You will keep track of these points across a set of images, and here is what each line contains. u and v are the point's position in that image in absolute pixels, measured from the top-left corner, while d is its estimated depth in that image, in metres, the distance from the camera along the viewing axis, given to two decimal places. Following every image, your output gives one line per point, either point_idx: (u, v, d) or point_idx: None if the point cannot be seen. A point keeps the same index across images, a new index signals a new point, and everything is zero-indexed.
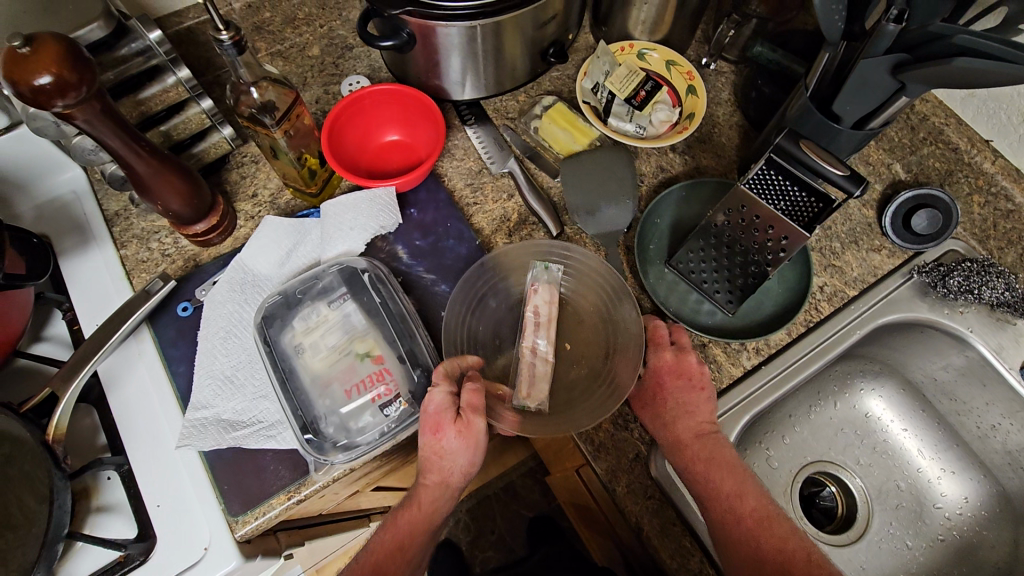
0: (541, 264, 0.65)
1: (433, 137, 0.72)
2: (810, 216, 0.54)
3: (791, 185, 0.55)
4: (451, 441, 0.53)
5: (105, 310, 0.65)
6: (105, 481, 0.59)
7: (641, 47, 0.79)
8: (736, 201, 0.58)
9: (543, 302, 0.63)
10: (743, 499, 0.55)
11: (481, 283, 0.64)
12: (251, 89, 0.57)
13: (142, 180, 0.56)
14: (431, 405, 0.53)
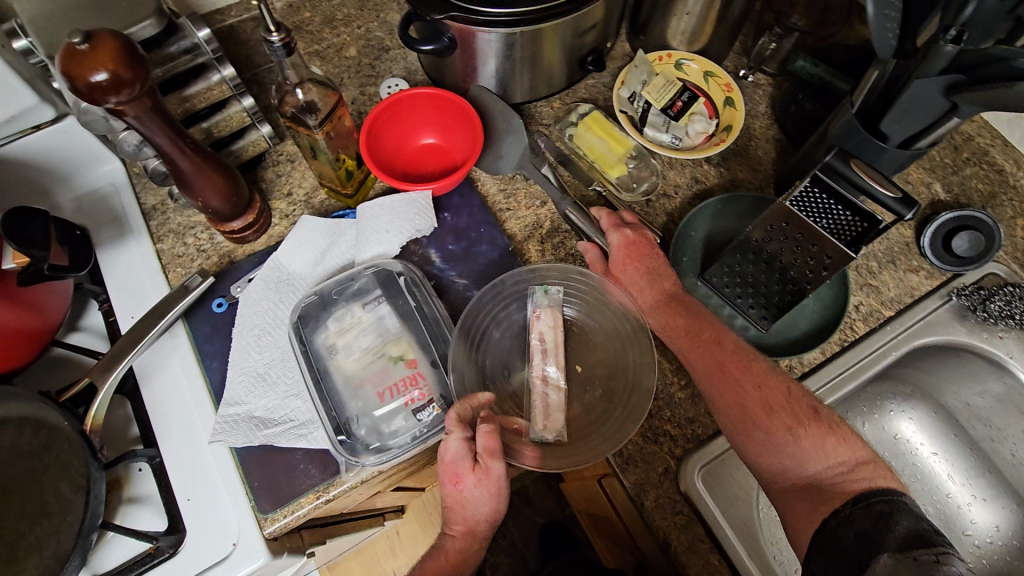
0: (540, 289, 0.63)
1: (468, 144, 0.73)
2: (854, 235, 0.53)
3: (837, 206, 0.54)
4: (472, 486, 0.53)
5: (141, 303, 0.66)
6: (137, 472, 0.60)
7: (679, 57, 0.79)
8: (779, 218, 0.56)
9: (547, 328, 0.61)
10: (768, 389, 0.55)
11: (482, 316, 0.62)
12: (296, 90, 0.58)
13: (186, 177, 0.57)
14: (448, 455, 0.53)
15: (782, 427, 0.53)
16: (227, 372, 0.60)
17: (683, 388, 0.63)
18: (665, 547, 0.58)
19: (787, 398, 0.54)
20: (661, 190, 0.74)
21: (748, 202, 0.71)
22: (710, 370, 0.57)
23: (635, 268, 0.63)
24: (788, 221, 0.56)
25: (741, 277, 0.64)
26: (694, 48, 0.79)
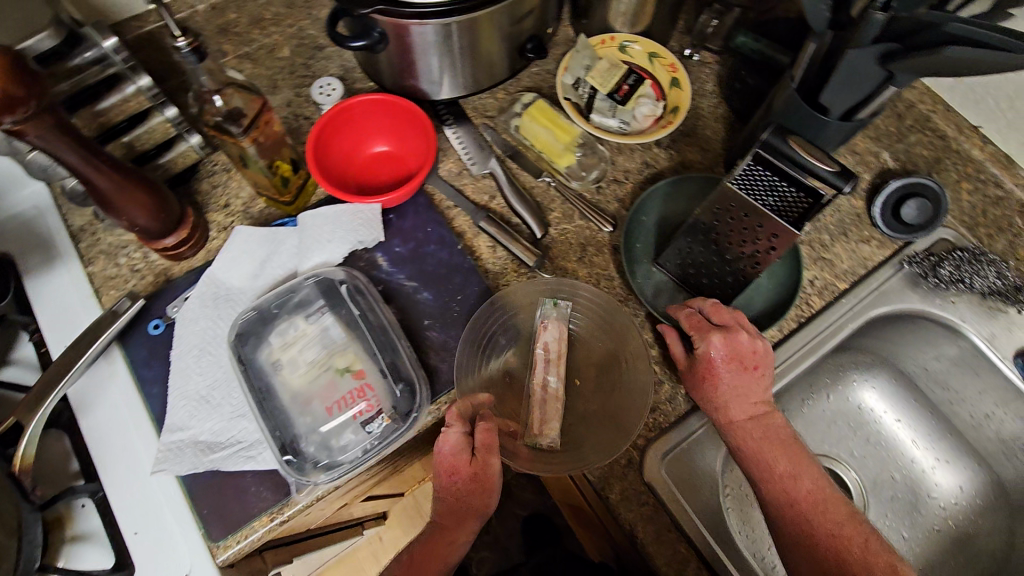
0: (549, 301, 0.64)
1: (421, 147, 0.67)
2: (799, 212, 0.50)
3: (780, 181, 0.50)
4: (466, 487, 0.54)
5: (73, 330, 0.63)
6: (79, 509, 0.57)
7: (622, 39, 0.77)
8: (724, 200, 0.54)
9: (553, 340, 0.62)
10: (799, 481, 0.54)
11: (492, 322, 0.63)
12: (215, 97, 0.55)
13: (106, 195, 0.54)
14: (446, 447, 0.54)
15: (806, 510, 0.53)
16: (168, 397, 0.58)
17: None
18: (632, 539, 0.57)
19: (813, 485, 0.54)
20: (612, 177, 0.73)
21: (698, 181, 0.70)
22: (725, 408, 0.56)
23: (731, 380, 0.56)
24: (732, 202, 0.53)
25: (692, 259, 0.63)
26: (637, 29, 0.77)
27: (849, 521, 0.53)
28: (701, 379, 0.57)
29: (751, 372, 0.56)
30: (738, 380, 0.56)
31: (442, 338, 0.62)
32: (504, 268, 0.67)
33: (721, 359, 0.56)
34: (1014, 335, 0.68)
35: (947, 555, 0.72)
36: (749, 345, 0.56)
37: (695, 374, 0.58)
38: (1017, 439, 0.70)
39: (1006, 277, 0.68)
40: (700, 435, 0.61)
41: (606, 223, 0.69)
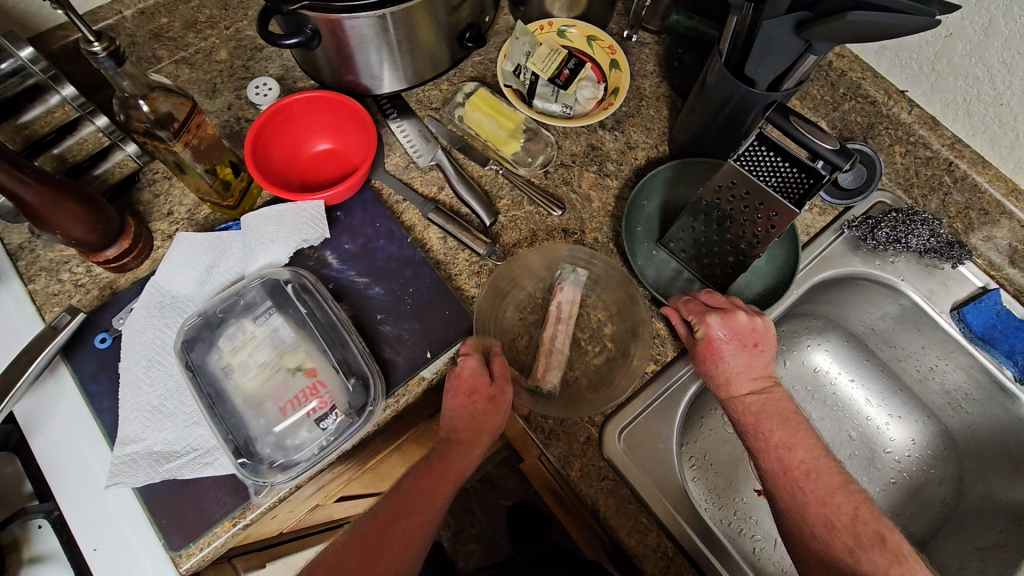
0: (568, 266, 0.66)
1: (363, 143, 0.67)
2: (801, 192, 0.51)
3: (781, 161, 0.52)
4: (482, 407, 0.54)
5: (14, 347, 0.61)
6: (37, 530, 0.57)
7: (560, 25, 0.77)
8: (727, 178, 0.53)
9: (566, 301, 0.64)
10: (791, 450, 0.52)
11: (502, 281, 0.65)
12: (139, 102, 0.53)
13: (35, 211, 0.53)
14: (466, 371, 0.54)
15: (797, 475, 0.51)
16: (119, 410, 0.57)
17: (598, 354, 0.64)
18: (594, 514, 0.59)
19: (812, 456, 0.51)
20: (559, 161, 0.74)
21: (705, 166, 0.69)
22: (724, 384, 0.56)
23: (736, 362, 0.55)
24: (737, 178, 0.52)
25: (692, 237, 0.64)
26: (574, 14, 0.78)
27: (842, 492, 0.49)
28: (703, 360, 0.57)
29: (752, 350, 0.55)
30: (741, 358, 0.55)
31: (396, 331, 0.62)
32: (455, 258, 0.68)
33: (721, 340, 0.55)
34: (951, 291, 0.71)
35: (904, 506, 0.74)
36: (747, 323, 0.55)
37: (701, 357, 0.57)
38: (959, 389, 0.72)
39: (940, 235, 0.70)
40: (656, 407, 0.63)
41: (555, 208, 0.70)
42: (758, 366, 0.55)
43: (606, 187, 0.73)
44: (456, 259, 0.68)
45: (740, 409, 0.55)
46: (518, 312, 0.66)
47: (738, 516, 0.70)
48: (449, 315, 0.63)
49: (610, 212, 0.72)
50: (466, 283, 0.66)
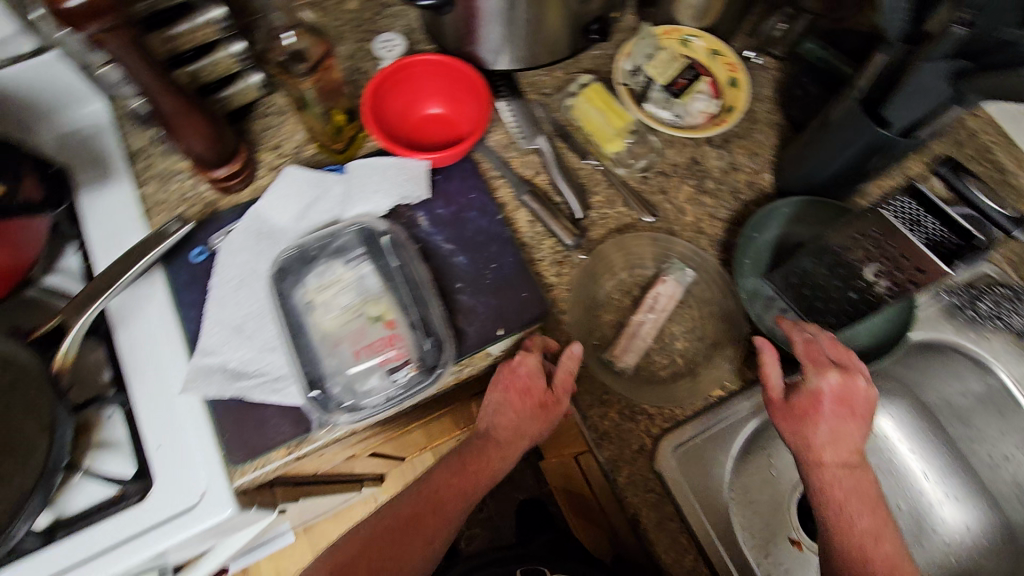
0: (678, 265, 0.67)
1: (477, 113, 0.67)
2: (950, 252, 0.50)
3: (930, 218, 0.51)
4: (526, 411, 0.58)
5: (120, 246, 0.65)
6: (107, 419, 0.59)
7: (685, 34, 0.76)
8: (868, 227, 0.53)
9: (665, 292, 0.64)
10: (878, 542, 0.52)
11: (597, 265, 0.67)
12: (287, 34, 0.57)
13: (168, 118, 0.56)
14: (524, 369, 0.58)
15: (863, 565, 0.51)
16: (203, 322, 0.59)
17: (665, 366, 0.63)
18: (633, 523, 0.58)
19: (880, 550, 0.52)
20: (659, 169, 0.73)
21: (834, 210, 0.67)
22: (802, 441, 0.54)
23: (830, 424, 0.53)
24: (881, 232, 0.51)
25: (818, 274, 0.61)
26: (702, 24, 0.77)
27: None
28: (801, 417, 0.54)
29: (854, 419, 0.54)
30: (842, 425, 0.54)
31: (472, 302, 0.63)
32: (540, 243, 0.68)
33: (813, 394, 0.54)
34: None
35: None
36: (865, 391, 0.54)
37: (790, 412, 0.55)
38: None
39: None
40: (715, 432, 0.62)
41: (647, 214, 0.70)
42: (859, 429, 0.54)
43: (701, 204, 0.72)
44: (541, 245, 0.68)
45: (819, 464, 0.53)
46: (593, 308, 0.66)
47: (768, 560, 0.69)
48: (525, 298, 0.63)
49: (699, 228, 0.71)
50: (547, 270, 0.67)
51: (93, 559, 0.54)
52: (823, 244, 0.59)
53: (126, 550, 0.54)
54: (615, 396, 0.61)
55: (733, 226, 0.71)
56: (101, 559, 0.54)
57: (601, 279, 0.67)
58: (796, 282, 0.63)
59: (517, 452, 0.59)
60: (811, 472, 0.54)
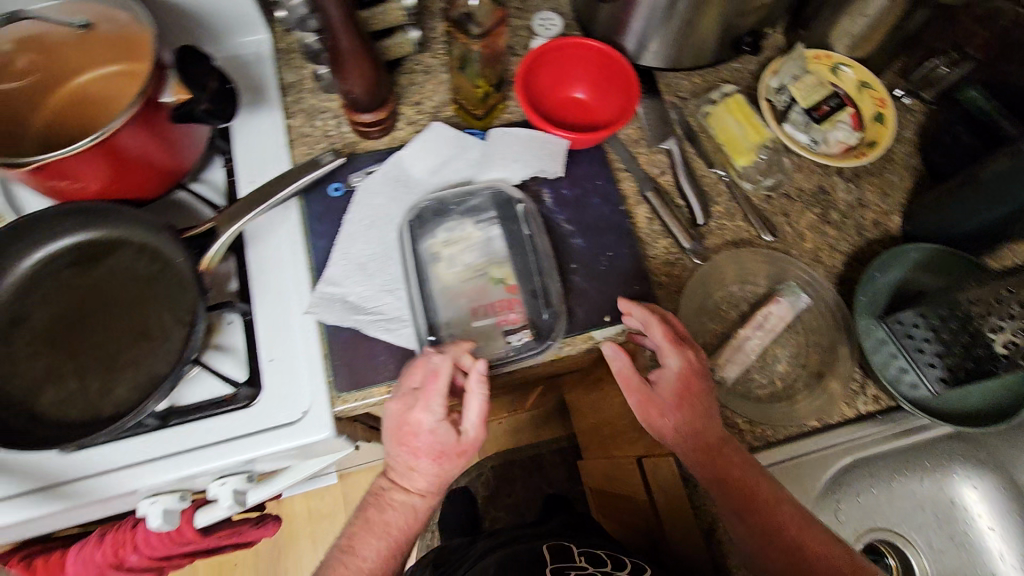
0: (793, 289, 0.66)
1: (620, 105, 0.69)
2: None
3: None
4: (452, 464, 0.55)
5: (262, 172, 0.69)
6: (226, 325, 0.63)
7: (837, 61, 0.75)
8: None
9: (776, 312, 0.64)
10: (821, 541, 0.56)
11: (709, 275, 0.67)
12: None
13: (341, 56, 0.59)
14: (427, 424, 0.53)
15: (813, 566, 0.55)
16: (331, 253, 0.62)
17: (764, 388, 0.63)
18: None
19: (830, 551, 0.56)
20: (785, 191, 0.72)
21: (966, 265, 0.65)
22: (734, 475, 0.55)
23: (733, 450, 0.57)
24: None
25: (927, 331, 0.62)
26: (856, 54, 0.75)
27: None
28: (648, 406, 0.57)
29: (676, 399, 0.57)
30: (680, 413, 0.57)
31: (583, 285, 0.64)
32: (655, 242, 0.68)
33: (676, 377, 0.57)
34: None
35: None
36: (676, 370, 0.57)
37: (632, 382, 0.58)
38: None
39: None
40: (800, 461, 0.62)
41: (766, 233, 0.69)
42: (713, 426, 0.57)
43: (823, 234, 0.71)
44: (656, 243, 0.68)
45: (749, 492, 0.55)
46: (700, 315, 0.66)
47: None
48: (637, 291, 0.64)
49: (817, 257, 0.69)
50: (659, 269, 0.67)
51: (199, 449, 0.58)
52: (957, 298, 0.59)
53: (226, 449, 0.58)
54: None
55: (851, 262, 0.70)
56: (205, 450, 0.58)
57: (709, 289, 0.67)
58: (914, 338, 0.62)
59: (427, 495, 0.56)
60: (748, 505, 0.55)
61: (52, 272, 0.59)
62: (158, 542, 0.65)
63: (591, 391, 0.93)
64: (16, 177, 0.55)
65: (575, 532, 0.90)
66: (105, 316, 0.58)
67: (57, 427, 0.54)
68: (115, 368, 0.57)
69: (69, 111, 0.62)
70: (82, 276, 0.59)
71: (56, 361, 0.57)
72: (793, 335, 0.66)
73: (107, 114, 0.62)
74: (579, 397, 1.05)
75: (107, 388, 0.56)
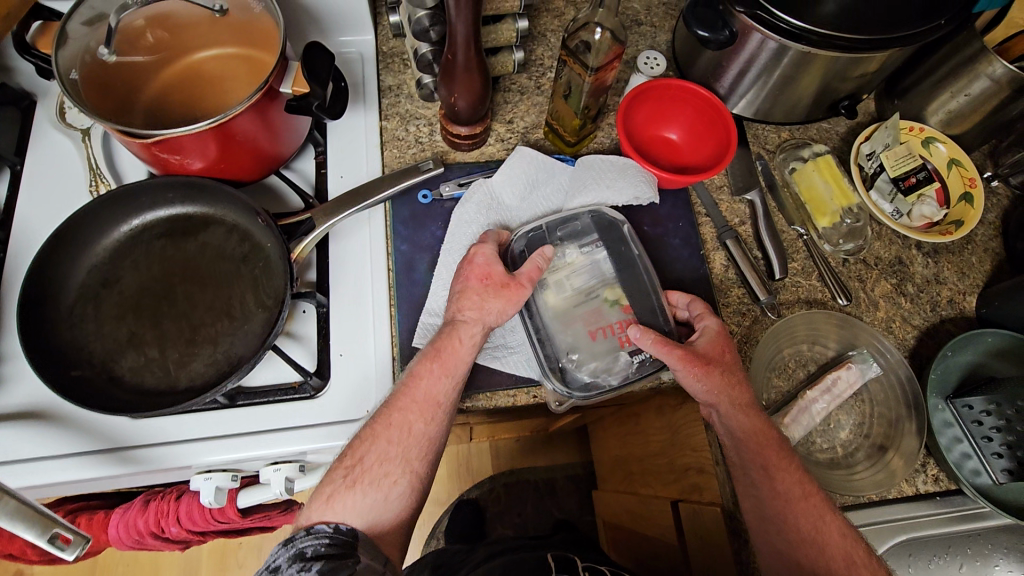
0: (864, 357, 0.66)
1: (714, 153, 0.70)
2: None
3: None
4: (493, 291, 0.56)
5: (352, 169, 0.70)
6: (300, 313, 0.63)
7: (930, 135, 0.74)
8: None
9: (845, 377, 0.64)
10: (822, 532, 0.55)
11: (780, 331, 0.66)
12: (596, 29, 0.60)
13: (454, 70, 0.60)
14: (480, 256, 0.59)
15: (815, 548, 0.54)
16: (431, 284, 0.64)
17: (825, 451, 0.64)
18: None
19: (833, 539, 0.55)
20: (863, 257, 0.72)
21: None
22: (777, 467, 0.56)
23: (774, 441, 0.58)
24: None
25: (998, 420, 0.61)
26: (949, 132, 0.75)
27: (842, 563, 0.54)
28: (699, 363, 0.57)
29: (723, 358, 0.58)
30: (720, 375, 0.57)
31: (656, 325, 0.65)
32: (729, 289, 0.68)
33: (712, 337, 0.59)
34: None
35: None
36: (715, 331, 0.60)
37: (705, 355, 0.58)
38: None
39: None
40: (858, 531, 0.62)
41: (841, 296, 0.69)
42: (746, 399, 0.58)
43: (897, 304, 0.70)
44: (729, 291, 0.68)
45: (762, 442, 0.57)
46: (768, 369, 0.66)
47: None
48: None
49: (889, 327, 0.69)
50: (731, 318, 0.67)
51: (262, 433, 0.58)
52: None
53: (289, 437, 0.58)
54: None
55: (923, 337, 0.69)
56: (268, 434, 0.58)
57: (780, 345, 0.67)
58: (981, 425, 0.62)
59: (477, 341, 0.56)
60: (772, 500, 0.56)
61: (146, 239, 0.61)
62: (200, 517, 0.64)
63: (628, 422, 0.91)
64: (129, 145, 0.56)
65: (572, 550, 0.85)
66: (191, 290, 0.59)
67: (133, 393, 0.55)
68: (195, 343, 0.57)
69: (174, 89, 0.62)
70: (174, 248, 0.61)
71: (141, 327, 0.58)
72: (856, 402, 0.66)
73: (219, 98, 0.63)
74: (610, 430, 1.03)
75: (185, 361, 0.57)
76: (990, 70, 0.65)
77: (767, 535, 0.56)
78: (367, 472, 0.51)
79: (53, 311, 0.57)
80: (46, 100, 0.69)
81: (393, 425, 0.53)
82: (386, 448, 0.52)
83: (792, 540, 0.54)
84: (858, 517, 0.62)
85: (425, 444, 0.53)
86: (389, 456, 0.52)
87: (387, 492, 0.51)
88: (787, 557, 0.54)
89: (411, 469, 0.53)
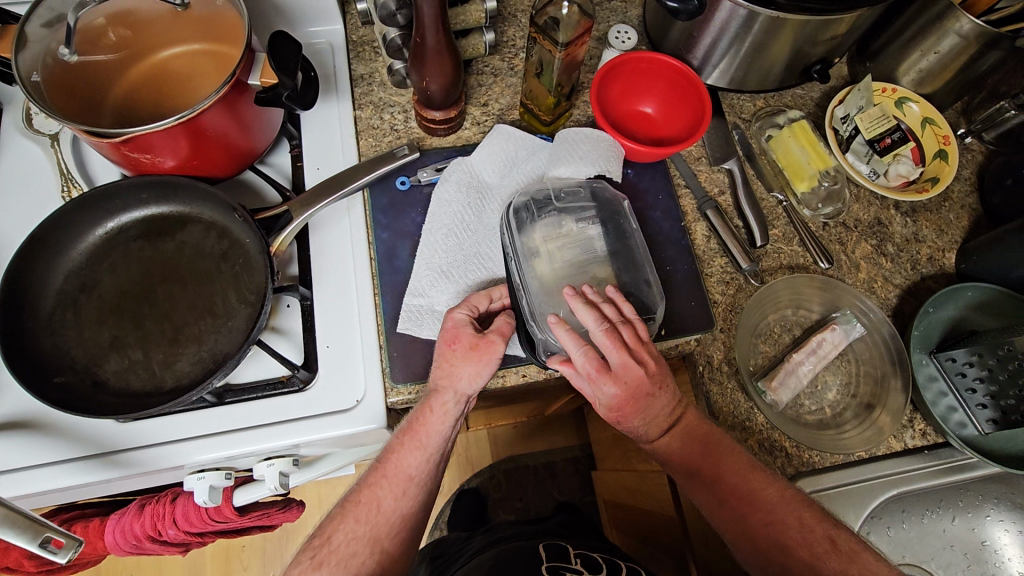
0: (847, 318, 0.66)
1: (688, 126, 0.70)
2: None
3: None
4: (462, 355, 0.55)
5: (328, 159, 0.69)
6: (284, 308, 0.63)
7: (903, 95, 0.74)
8: None
9: (829, 341, 0.64)
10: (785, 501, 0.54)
11: (763, 298, 0.67)
12: (564, 4, 0.59)
13: (424, 52, 0.59)
14: (451, 322, 0.57)
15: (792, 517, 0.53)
16: (414, 264, 0.64)
17: (813, 413, 0.65)
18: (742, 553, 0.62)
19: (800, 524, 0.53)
20: (843, 220, 0.73)
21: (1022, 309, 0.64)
22: (726, 458, 0.55)
23: (697, 423, 0.57)
24: None
25: (981, 370, 0.62)
26: (920, 91, 0.75)
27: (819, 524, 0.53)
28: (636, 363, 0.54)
29: (648, 367, 0.54)
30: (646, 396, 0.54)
31: None
32: (712, 260, 0.68)
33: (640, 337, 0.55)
34: None
35: None
36: (638, 331, 0.56)
37: (637, 389, 0.54)
38: None
39: None
40: (851, 490, 0.63)
41: (823, 260, 0.69)
42: (660, 423, 0.56)
43: (877, 265, 0.71)
44: (712, 261, 0.68)
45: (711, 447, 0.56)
46: (753, 335, 0.67)
47: None
48: (694, 306, 0.66)
49: (871, 287, 0.70)
50: (714, 287, 0.67)
51: (252, 429, 0.58)
52: (1006, 337, 0.59)
53: (277, 432, 0.58)
54: (756, 425, 0.63)
55: (905, 296, 0.70)
56: (257, 429, 0.58)
57: (764, 311, 0.67)
58: (965, 376, 0.62)
59: (453, 412, 0.56)
60: (738, 484, 0.55)
61: (122, 242, 0.60)
62: (197, 518, 0.64)
63: None
64: (98, 147, 0.55)
65: (573, 533, 0.85)
66: (171, 290, 0.59)
67: (119, 396, 0.55)
68: (178, 342, 0.57)
69: (145, 87, 0.62)
70: (153, 248, 0.60)
71: (123, 331, 0.57)
72: (842, 361, 0.67)
73: (187, 95, 0.62)
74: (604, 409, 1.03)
75: (170, 362, 0.56)
76: (957, 26, 0.65)
77: (723, 518, 0.55)
78: (333, 553, 0.51)
79: (32, 319, 0.56)
80: (12, 107, 0.68)
81: (361, 502, 0.54)
82: (353, 527, 0.53)
83: (750, 529, 0.54)
84: (849, 475, 0.63)
85: (394, 522, 0.54)
86: (357, 535, 0.52)
87: (355, 570, 0.51)
88: (757, 541, 0.54)
89: (381, 546, 0.52)
